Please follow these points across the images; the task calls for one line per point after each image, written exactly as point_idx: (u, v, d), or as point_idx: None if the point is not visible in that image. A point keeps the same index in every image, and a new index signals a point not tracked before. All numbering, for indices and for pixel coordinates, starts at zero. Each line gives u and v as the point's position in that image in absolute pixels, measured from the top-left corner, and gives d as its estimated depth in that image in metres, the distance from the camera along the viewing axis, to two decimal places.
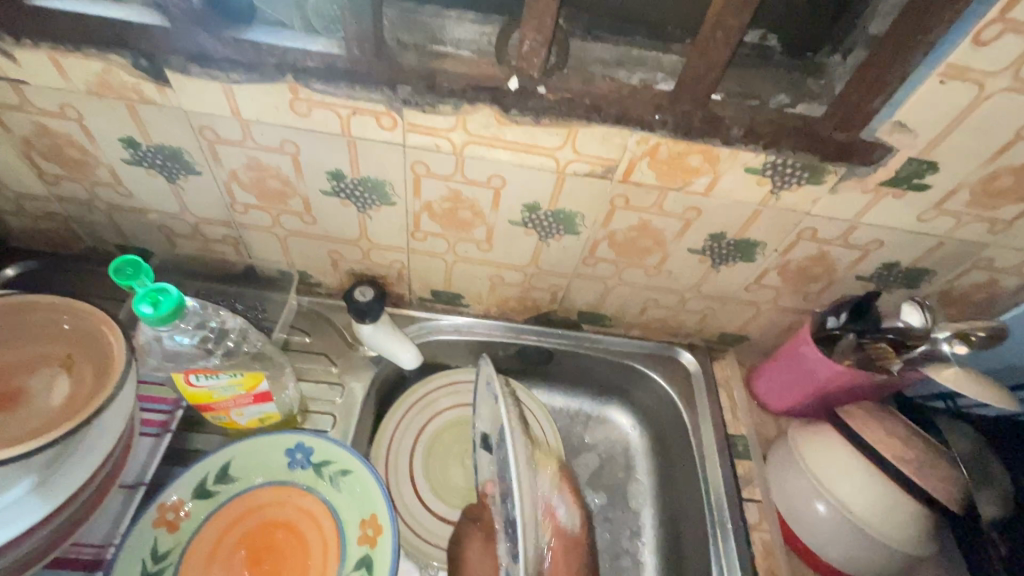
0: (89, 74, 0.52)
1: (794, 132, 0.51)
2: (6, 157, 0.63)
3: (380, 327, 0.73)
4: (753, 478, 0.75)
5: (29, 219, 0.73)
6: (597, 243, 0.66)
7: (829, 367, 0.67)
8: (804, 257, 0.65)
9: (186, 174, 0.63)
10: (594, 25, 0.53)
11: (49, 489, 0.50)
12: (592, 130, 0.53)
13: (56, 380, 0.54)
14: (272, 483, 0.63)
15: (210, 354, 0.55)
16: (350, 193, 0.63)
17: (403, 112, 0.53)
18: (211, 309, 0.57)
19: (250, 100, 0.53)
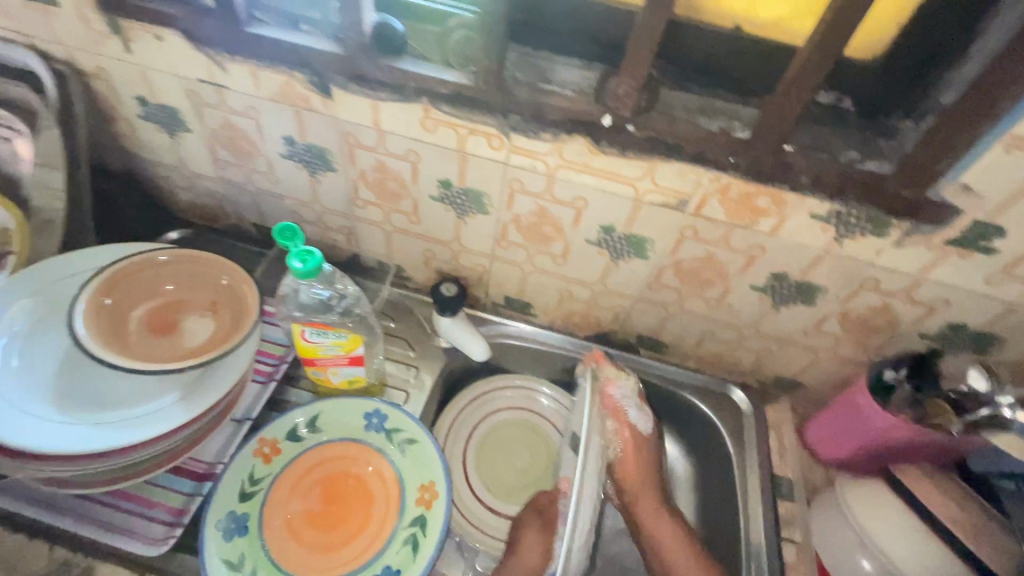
0: (275, 86, 0.67)
1: (860, 187, 0.56)
2: (193, 143, 0.80)
3: (457, 321, 0.83)
4: (795, 520, 0.75)
5: (194, 195, 0.89)
6: (663, 270, 0.72)
7: (884, 418, 0.68)
8: (865, 307, 0.68)
9: (325, 169, 0.76)
10: (682, 77, 0.61)
11: (181, 408, 0.63)
12: (671, 165, 0.60)
13: (204, 321, 0.67)
14: (350, 439, 0.73)
15: (331, 310, 0.66)
16: (453, 201, 0.74)
17: (510, 136, 0.63)
18: (339, 273, 0.67)
19: (390, 115, 0.66)
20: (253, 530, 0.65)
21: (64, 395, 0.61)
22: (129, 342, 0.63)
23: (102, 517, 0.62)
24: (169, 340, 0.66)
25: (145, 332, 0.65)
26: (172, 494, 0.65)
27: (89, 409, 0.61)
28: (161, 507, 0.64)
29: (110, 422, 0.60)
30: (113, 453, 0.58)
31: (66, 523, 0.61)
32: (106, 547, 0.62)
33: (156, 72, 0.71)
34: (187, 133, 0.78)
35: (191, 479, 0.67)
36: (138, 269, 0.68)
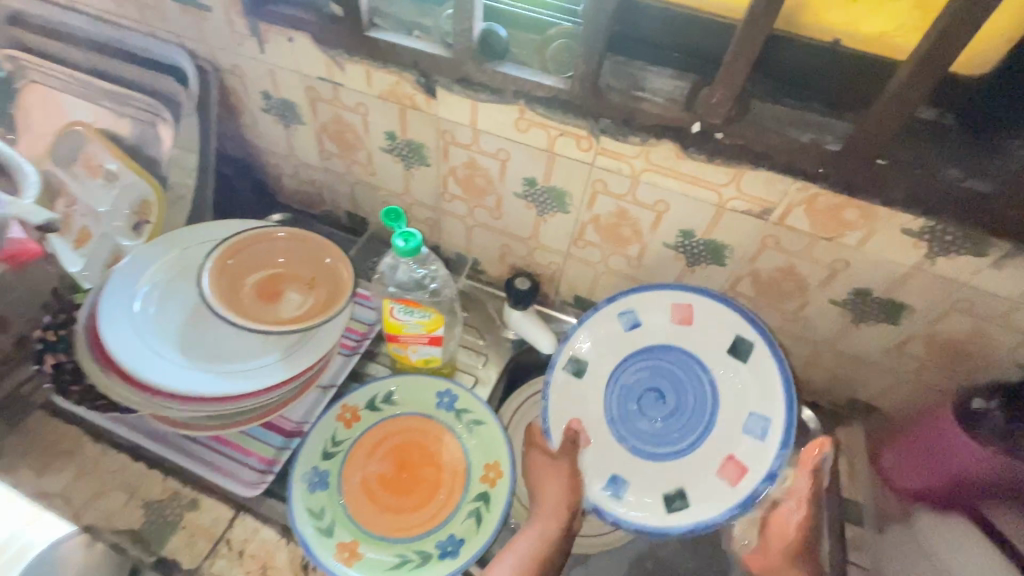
0: (386, 85, 0.74)
1: (959, 205, 0.55)
2: (305, 135, 0.89)
3: (527, 315, 0.87)
4: (862, 545, 0.73)
5: (298, 182, 0.99)
6: (740, 278, 0.73)
7: (967, 447, 0.64)
8: (955, 330, 0.66)
9: (419, 164, 0.83)
10: (774, 89, 0.63)
11: (280, 368, 0.69)
12: (757, 173, 0.61)
13: (304, 294, 0.74)
14: (423, 414, 0.77)
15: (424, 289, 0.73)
16: (536, 199, 0.78)
17: (600, 139, 0.66)
18: (429, 258, 0.73)
19: (487, 115, 0.71)
20: (331, 489, 0.70)
21: (187, 342, 0.69)
22: (242, 303, 0.71)
23: (206, 458, 0.70)
24: (272, 306, 0.72)
25: (255, 295, 0.73)
26: (265, 446, 0.72)
27: (205, 357, 0.69)
28: (255, 456, 0.71)
29: (222, 371, 0.68)
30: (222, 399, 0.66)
31: (176, 458, 0.69)
32: (208, 484, 0.69)
33: (282, 70, 0.80)
34: (301, 125, 0.87)
35: (281, 434, 0.74)
36: (255, 240, 0.76)
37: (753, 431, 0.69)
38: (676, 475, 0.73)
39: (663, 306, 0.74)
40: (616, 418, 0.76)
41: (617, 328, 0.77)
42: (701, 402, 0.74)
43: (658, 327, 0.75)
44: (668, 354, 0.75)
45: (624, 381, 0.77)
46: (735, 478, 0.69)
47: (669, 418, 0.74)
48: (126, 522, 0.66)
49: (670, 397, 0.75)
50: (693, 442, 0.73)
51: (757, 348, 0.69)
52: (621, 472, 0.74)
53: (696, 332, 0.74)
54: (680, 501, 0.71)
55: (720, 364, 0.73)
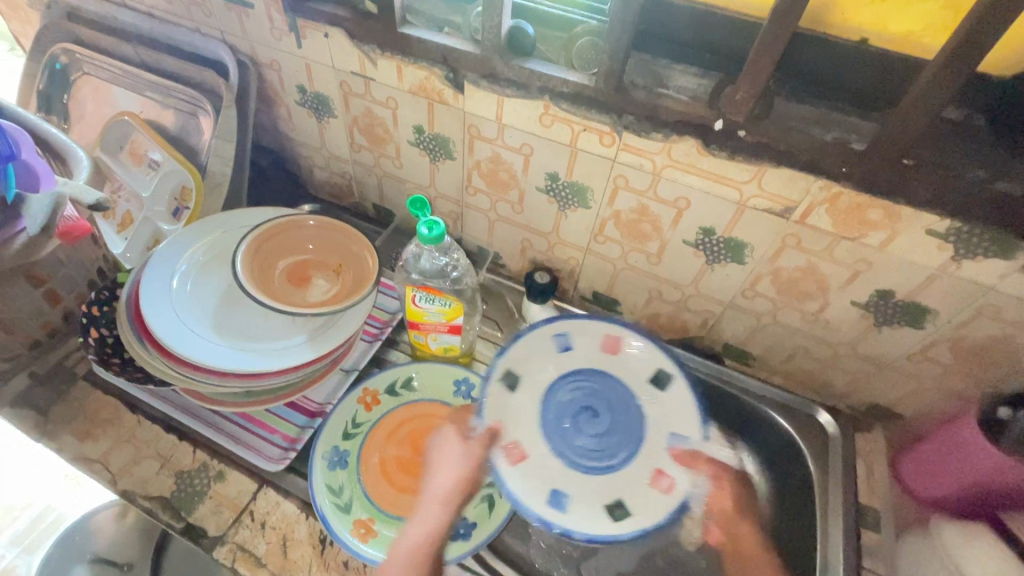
0: (416, 80, 0.77)
1: (987, 206, 0.54)
2: (337, 128, 0.92)
3: (545, 309, 0.89)
4: (879, 551, 0.71)
5: (328, 174, 1.02)
6: (760, 277, 0.73)
7: (990, 456, 0.64)
8: (982, 336, 0.64)
9: (445, 158, 0.85)
10: (799, 88, 0.63)
11: (306, 349, 0.72)
12: (779, 171, 0.62)
13: (330, 280, 0.77)
14: (440, 401, 0.79)
15: (447, 278, 0.76)
16: (558, 194, 0.79)
17: (622, 135, 0.67)
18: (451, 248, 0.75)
19: (512, 110, 0.73)
20: (352, 466, 0.73)
21: (219, 321, 0.73)
22: (272, 286, 0.74)
23: (233, 433, 0.73)
24: (299, 290, 0.75)
25: (285, 279, 0.76)
26: (288, 425, 0.75)
27: (236, 335, 0.72)
28: (279, 434, 0.74)
29: (250, 349, 0.71)
30: (250, 375, 0.69)
31: (205, 432, 0.73)
32: (234, 458, 0.72)
33: (317, 65, 0.83)
34: (333, 118, 0.90)
35: (304, 414, 0.77)
36: (287, 226, 0.79)
37: (676, 446, 0.71)
38: (612, 488, 0.69)
39: (594, 333, 0.79)
40: (548, 434, 0.72)
41: (550, 349, 0.78)
42: (632, 419, 0.74)
43: (587, 352, 0.79)
44: (598, 377, 0.77)
45: (558, 397, 0.75)
46: (666, 488, 0.68)
47: (602, 435, 0.73)
48: (158, 489, 0.69)
49: (601, 414, 0.75)
50: (626, 458, 0.71)
51: (676, 379, 0.75)
52: (559, 484, 0.68)
53: (624, 359, 0.78)
54: (621, 510, 0.67)
55: (643, 390, 0.76)
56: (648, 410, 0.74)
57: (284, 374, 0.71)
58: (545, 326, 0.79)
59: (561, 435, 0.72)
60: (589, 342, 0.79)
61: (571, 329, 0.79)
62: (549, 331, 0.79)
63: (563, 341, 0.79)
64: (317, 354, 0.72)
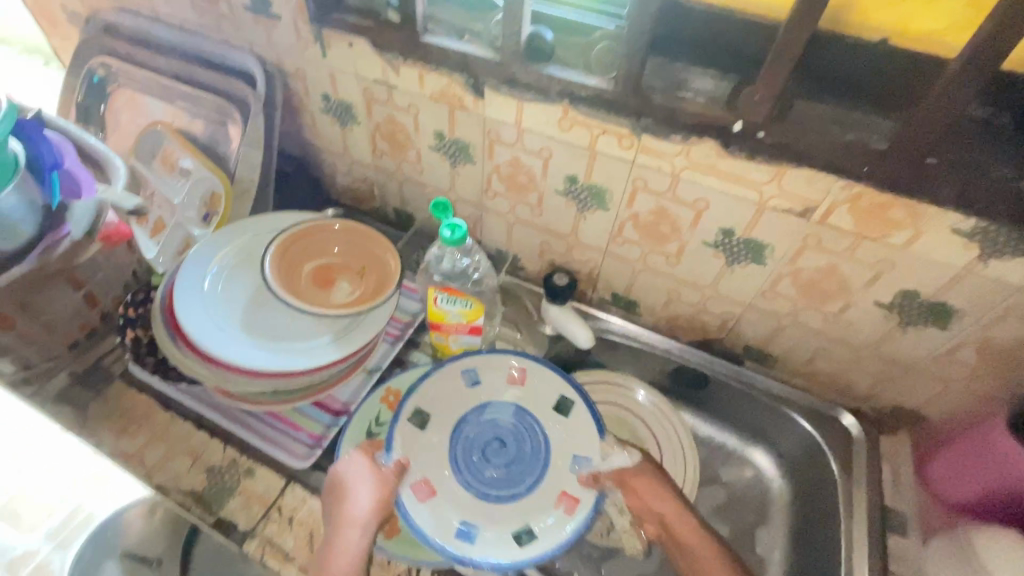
0: (438, 87, 0.78)
1: (1011, 206, 0.54)
2: (360, 135, 0.94)
3: (564, 310, 0.89)
4: (906, 556, 0.71)
5: (351, 179, 1.05)
6: (780, 278, 0.73)
7: (1023, 460, 0.64)
8: (1010, 336, 0.64)
9: (465, 162, 0.86)
10: (818, 88, 0.63)
11: (331, 349, 0.74)
12: (799, 172, 0.62)
13: (353, 282, 0.79)
14: None
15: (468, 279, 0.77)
16: (576, 197, 0.80)
17: (641, 137, 0.68)
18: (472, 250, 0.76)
19: (531, 115, 0.74)
20: None
21: (248, 321, 0.75)
22: (299, 287, 0.76)
23: (261, 430, 0.75)
24: (323, 291, 0.77)
25: (309, 281, 0.77)
26: (314, 423, 0.77)
27: (264, 335, 0.74)
28: (305, 432, 0.76)
29: (278, 349, 0.73)
30: (279, 374, 0.71)
31: (235, 430, 0.75)
32: (263, 455, 0.74)
33: (342, 73, 0.85)
34: (356, 125, 0.93)
35: (329, 413, 0.79)
36: (314, 230, 0.81)
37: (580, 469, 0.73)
38: (520, 515, 0.71)
39: (500, 365, 0.80)
40: (457, 468, 0.74)
41: (457, 383, 0.79)
42: (538, 447, 0.76)
43: (495, 384, 0.80)
44: (506, 410, 0.78)
45: (466, 433, 0.77)
46: (570, 508, 0.70)
47: (510, 464, 0.75)
48: (191, 484, 0.71)
49: (508, 444, 0.76)
50: (533, 483, 0.73)
51: (578, 404, 0.77)
52: (467, 518, 0.70)
53: (529, 388, 0.79)
54: (527, 535, 0.69)
55: (546, 418, 0.77)
56: (553, 439, 0.76)
57: (310, 373, 0.73)
58: (450, 362, 0.79)
59: (469, 468, 0.74)
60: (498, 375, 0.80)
61: (477, 363, 0.80)
62: (454, 365, 0.79)
63: (471, 376, 0.79)
64: (342, 355, 0.74)
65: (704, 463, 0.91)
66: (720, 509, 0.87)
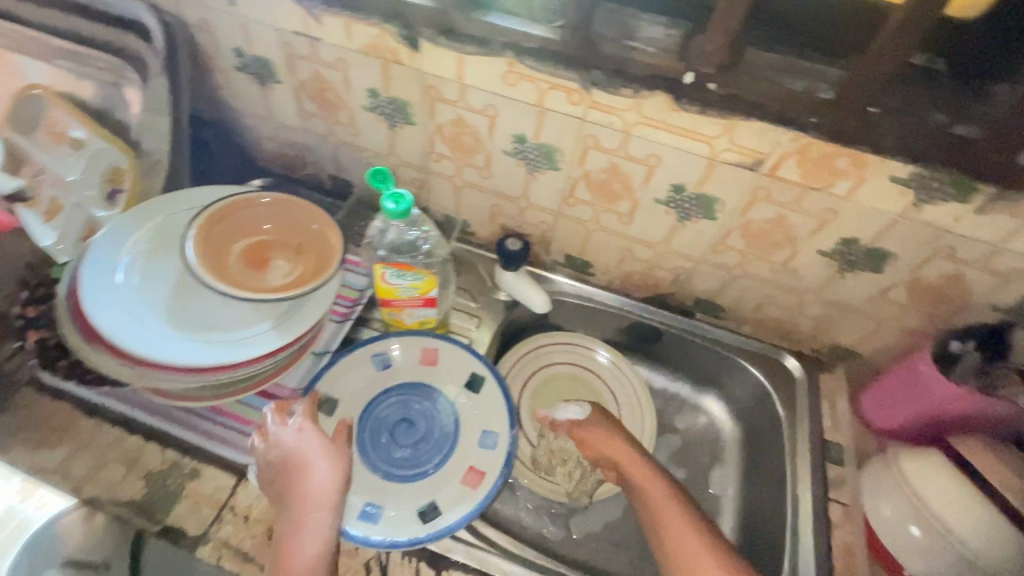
0: (367, 38, 0.71)
1: (945, 148, 0.56)
2: (284, 94, 0.85)
3: (519, 276, 0.87)
4: (844, 482, 0.76)
5: (279, 145, 0.95)
6: (731, 231, 0.73)
7: (945, 387, 0.69)
8: (936, 276, 0.67)
9: (405, 123, 0.80)
10: (768, 35, 0.62)
11: (274, 333, 0.69)
12: (750, 124, 0.61)
13: (294, 260, 0.73)
14: (413, 379, 0.78)
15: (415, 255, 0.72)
16: (525, 156, 0.76)
17: (590, 91, 0.65)
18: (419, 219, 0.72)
19: (473, 68, 0.68)
20: None
21: (174, 312, 0.68)
22: (229, 271, 0.69)
23: (200, 428, 0.70)
24: (261, 274, 0.71)
25: (242, 263, 0.71)
26: (261, 414, 0.72)
27: (195, 327, 0.67)
28: (252, 424, 0.71)
29: (211, 340, 0.66)
30: (217, 368, 0.65)
31: (169, 430, 0.69)
32: (204, 454, 0.69)
33: (254, 24, 0.75)
34: (278, 84, 0.83)
35: (278, 402, 0.74)
36: (240, 207, 0.73)
37: (487, 443, 0.72)
38: (426, 493, 0.68)
39: (412, 348, 0.79)
40: (364, 451, 0.71)
41: (368, 370, 0.78)
42: (447, 423, 0.74)
43: (406, 366, 0.79)
44: (417, 389, 0.77)
45: (374, 415, 0.74)
46: (476, 482, 0.69)
47: (418, 443, 0.72)
48: (128, 493, 0.66)
49: (417, 423, 0.74)
50: (440, 461, 0.71)
51: (488, 380, 0.77)
52: (373, 499, 0.67)
53: (441, 367, 0.78)
54: (433, 512, 0.67)
55: (456, 395, 0.76)
56: (462, 415, 0.75)
57: (251, 363, 0.67)
58: (357, 348, 0.78)
59: (376, 449, 0.72)
60: (408, 357, 0.79)
61: (385, 347, 0.79)
62: (363, 349, 0.78)
63: (380, 360, 0.78)
64: (286, 341, 0.68)
65: (660, 413, 0.94)
66: (677, 455, 0.91)
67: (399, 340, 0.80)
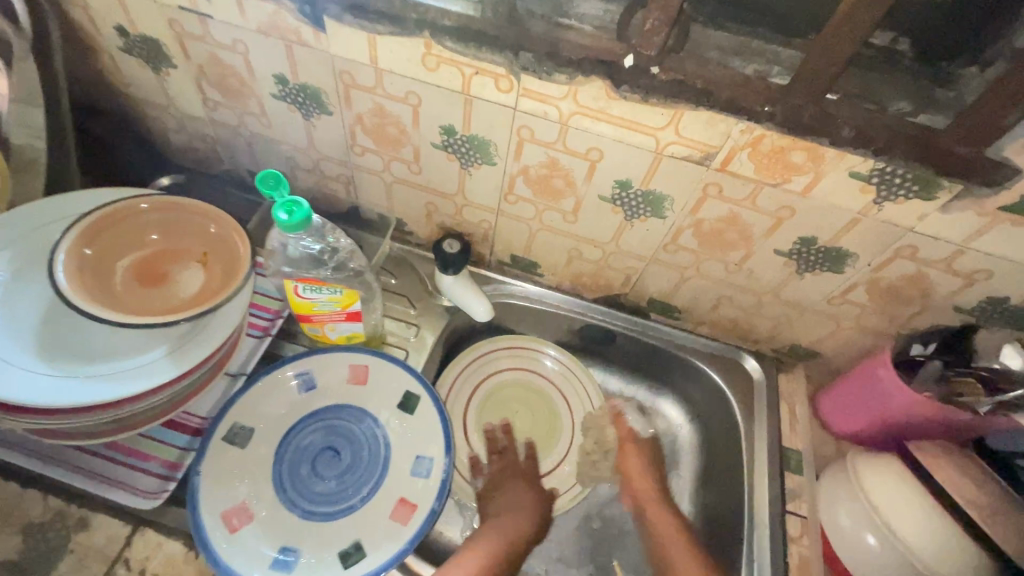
0: (263, 15, 0.61)
1: (909, 140, 0.50)
2: (181, 80, 0.74)
3: (460, 279, 0.80)
4: (801, 492, 0.73)
5: (186, 138, 0.84)
6: (682, 230, 0.67)
7: (906, 394, 0.65)
8: (898, 276, 0.62)
9: (320, 113, 0.70)
10: (716, 13, 0.55)
11: (173, 360, 0.60)
12: (697, 114, 0.54)
13: (195, 272, 0.63)
14: (339, 401, 0.70)
15: (324, 265, 0.63)
16: (457, 150, 0.68)
17: (520, 77, 0.57)
18: (329, 226, 0.64)
19: (387, 50, 0.59)
20: (247, 479, 0.64)
21: (50, 347, 0.58)
22: (115, 291, 0.59)
23: (94, 469, 0.62)
24: (159, 291, 0.62)
25: (132, 282, 0.61)
26: (166, 448, 0.65)
27: (77, 361, 0.58)
28: (155, 460, 0.63)
29: (95, 376, 0.57)
30: (102, 406, 0.56)
31: (55, 474, 0.61)
32: (97, 499, 0.61)
33: None
34: (173, 68, 0.72)
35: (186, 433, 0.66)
36: (119, 215, 0.63)
37: (420, 471, 0.66)
38: (350, 532, 0.62)
39: (339, 365, 0.72)
40: (282, 486, 0.64)
41: (288, 393, 0.70)
42: (376, 450, 0.67)
43: (333, 385, 0.71)
44: (344, 414, 0.69)
45: (294, 444, 0.67)
46: (407, 516, 0.63)
47: (343, 475, 0.66)
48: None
49: (342, 452, 0.67)
50: (367, 495, 0.65)
51: (423, 399, 0.70)
52: (289, 542, 0.61)
53: (372, 387, 0.71)
54: (357, 554, 0.61)
55: (389, 417, 0.69)
56: (395, 440, 0.68)
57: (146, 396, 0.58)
58: (278, 367, 0.70)
59: (297, 483, 0.65)
60: (334, 376, 0.71)
61: (309, 366, 0.71)
62: (283, 368, 0.70)
63: (302, 380, 0.71)
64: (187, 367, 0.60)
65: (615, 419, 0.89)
66: None
67: (322, 357, 0.72)
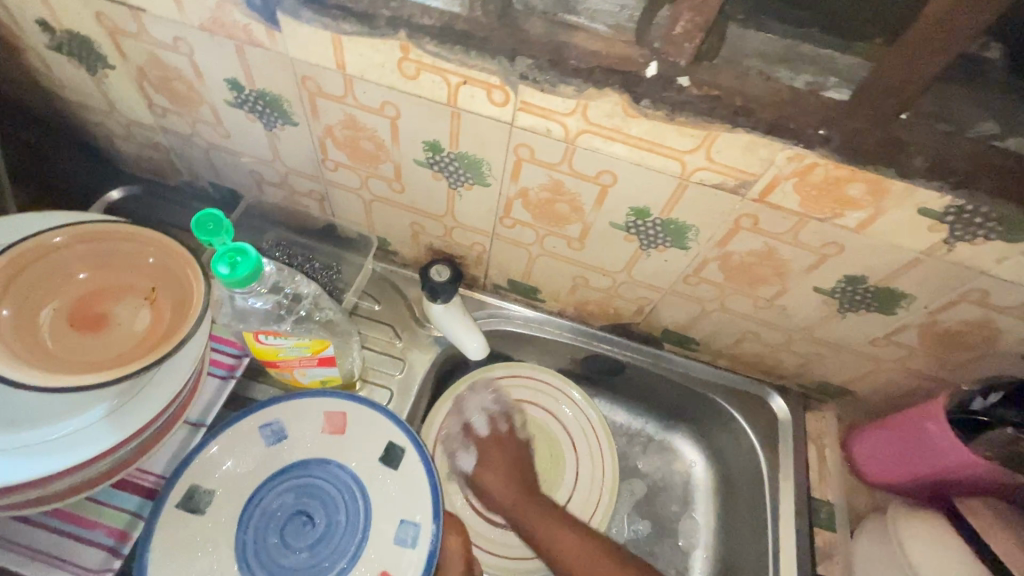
0: (204, 10, 0.50)
1: (997, 174, 0.41)
2: (121, 84, 0.63)
3: (451, 309, 0.70)
4: (833, 553, 0.65)
5: (137, 147, 0.74)
6: (706, 263, 0.58)
7: (959, 453, 0.57)
8: (957, 321, 0.54)
9: (284, 123, 0.60)
10: (759, 10, 0.45)
11: (117, 419, 0.51)
12: (735, 136, 0.44)
13: (139, 312, 0.53)
14: (314, 455, 0.62)
15: (283, 319, 0.54)
16: (444, 168, 0.58)
17: (518, 88, 0.46)
18: (287, 273, 0.57)
19: (355, 53, 0.49)
20: (208, 553, 0.56)
21: None
22: (47, 348, 0.50)
23: (30, 545, 0.53)
24: (98, 338, 0.52)
25: (67, 333, 0.52)
26: (116, 514, 0.57)
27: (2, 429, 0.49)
28: (102, 528, 0.55)
29: (25, 446, 0.49)
30: (34, 482, 0.48)
31: None
32: None
33: None
34: (109, 70, 0.61)
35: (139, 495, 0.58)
36: (29, 257, 0.52)
37: (405, 539, 0.58)
38: None
39: (312, 412, 0.63)
40: (245, 558, 0.57)
41: (256, 445, 0.61)
42: (354, 515, 0.59)
43: (305, 437, 0.62)
44: (318, 471, 0.61)
45: (261, 509, 0.59)
46: None
47: (316, 544, 0.58)
48: None
49: (315, 516, 0.59)
50: (343, 569, 0.57)
51: (408, 451, 0.61)
52: None
53: (350, 437, 0.62)
54: None
55: (370, 474, 0.61)
56: (376, 502, 0.60)
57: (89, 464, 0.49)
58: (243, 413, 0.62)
59: (264, 555, 0.57)
60: (305, 424, 0.63)
61: (277, 413, 0.63)
62: (249, 417, 0.62)
63: (269, 429, 0.62)
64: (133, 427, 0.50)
65: (622, 454, 0.82)
66: (640, 504, 0.79)
67: (290, 404, 0.63)
